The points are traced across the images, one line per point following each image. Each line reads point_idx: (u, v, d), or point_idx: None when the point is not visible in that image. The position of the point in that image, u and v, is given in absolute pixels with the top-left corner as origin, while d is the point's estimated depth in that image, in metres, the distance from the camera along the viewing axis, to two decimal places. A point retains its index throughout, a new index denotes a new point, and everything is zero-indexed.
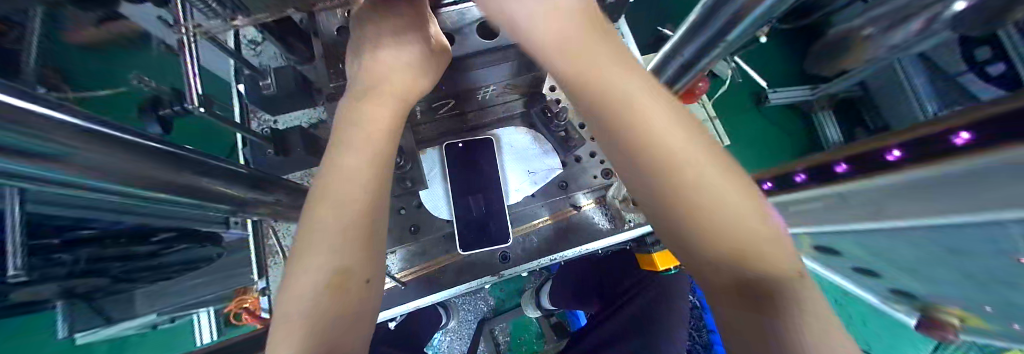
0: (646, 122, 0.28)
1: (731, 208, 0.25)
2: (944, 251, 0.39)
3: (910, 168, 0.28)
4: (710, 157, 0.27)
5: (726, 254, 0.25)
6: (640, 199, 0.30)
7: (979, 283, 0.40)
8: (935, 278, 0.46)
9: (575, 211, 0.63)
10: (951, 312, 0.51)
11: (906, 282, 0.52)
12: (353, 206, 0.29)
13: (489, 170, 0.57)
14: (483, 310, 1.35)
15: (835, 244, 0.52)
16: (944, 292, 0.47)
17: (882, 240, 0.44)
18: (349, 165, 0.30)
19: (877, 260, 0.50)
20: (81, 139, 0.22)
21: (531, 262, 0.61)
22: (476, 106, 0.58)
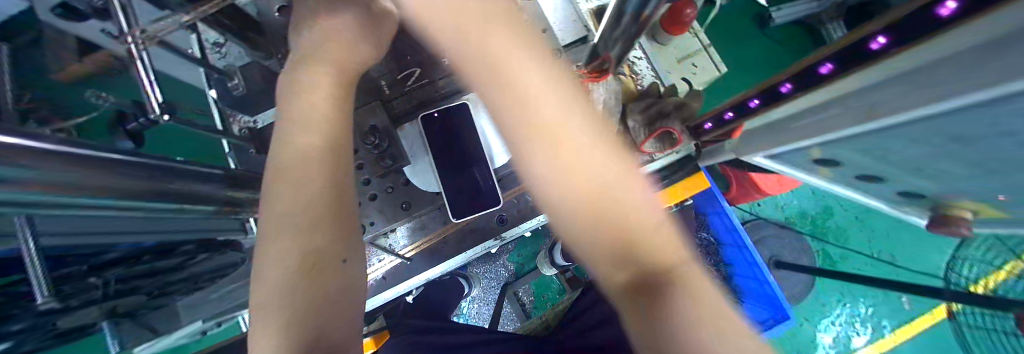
0: (555, 121, 0.25)
1: (634, 220, 0.24)
2: (950, 147, 0.37)
3: (891, 55, 0.28)
4: (619, 173, 0.26)
5: (627, 255, 0.24)
6: (543, 196, 0.27)
7: (995, 173, 0.38)
8: (940, 178, 0.44)
9: None
10: (959, 206, 0.50)
11: (913, 185, 0.50)
12: (308, 196, 0.28)
13: (471, 138, 0.56)
14: (504, 275, 1.41)
15: (839, 157, 0.49)
16: (951, 185, 0.45)
17: (884, 146, 0.41)
18: (299, 156, 0.29)
19: (882, 169, 0.48)
20: (51, 160, 0.22)
21: (530, 220, 0.62)
22: (444, 72, 0.56)
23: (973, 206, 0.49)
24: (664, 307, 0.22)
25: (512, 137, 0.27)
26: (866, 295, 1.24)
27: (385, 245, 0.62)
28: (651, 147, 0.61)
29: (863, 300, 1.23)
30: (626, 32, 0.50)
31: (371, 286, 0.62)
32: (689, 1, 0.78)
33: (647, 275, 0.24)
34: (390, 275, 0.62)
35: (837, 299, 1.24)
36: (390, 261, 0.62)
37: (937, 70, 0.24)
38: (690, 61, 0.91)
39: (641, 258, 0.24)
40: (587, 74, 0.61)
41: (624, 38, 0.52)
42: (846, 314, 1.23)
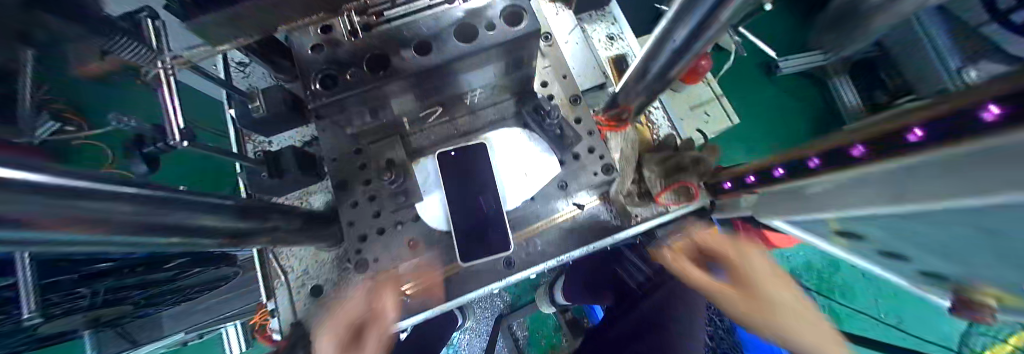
0: (733, 256, 0.58)
1: (780, 309, 0.53)
2: (986, 240, 0.35)
3: (928, 149, 0.27)
4: (784, 285, 0.55)
5: (767, 322, 0.53)
6: (705, 282, 0.60)
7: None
8: (971, 266, 0.42)
9: (579, 211, 0.62)
10: (987, 294, 0.47)
11: (940, 268, 0.48)
12: (339, 331, 0.55)
13: (487, 180, 0.55)
14: (500, 306, 1.36)
15: (866, 232, 0.48)
16: (982, 273, 0.42)
17: (914, 229, 0.40)
18: (344, 306, 0.57)
19: (910, 249, 0.46)
20: (44, 202, 0.20)
21: (537, 266, 0.60)
22: (466, 112, 0.56)
23: (1006, 298, 0.45)
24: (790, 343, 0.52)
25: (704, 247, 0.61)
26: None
27: (386, 280, 0.59)
28: (668, 198, 0.61)
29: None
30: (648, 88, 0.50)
31: None
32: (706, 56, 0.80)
33: (782, 331, 0.52)
34: (387, 312, 0.59)
35: None
36: (389, 298, 0.60)
37: (960, 170, 0.24)
38: (703, 110, 0.93)
39: (773, 326, 0.53)
40: (606, 123, 0.62)
41: (645, 93, 0.52)
42: None
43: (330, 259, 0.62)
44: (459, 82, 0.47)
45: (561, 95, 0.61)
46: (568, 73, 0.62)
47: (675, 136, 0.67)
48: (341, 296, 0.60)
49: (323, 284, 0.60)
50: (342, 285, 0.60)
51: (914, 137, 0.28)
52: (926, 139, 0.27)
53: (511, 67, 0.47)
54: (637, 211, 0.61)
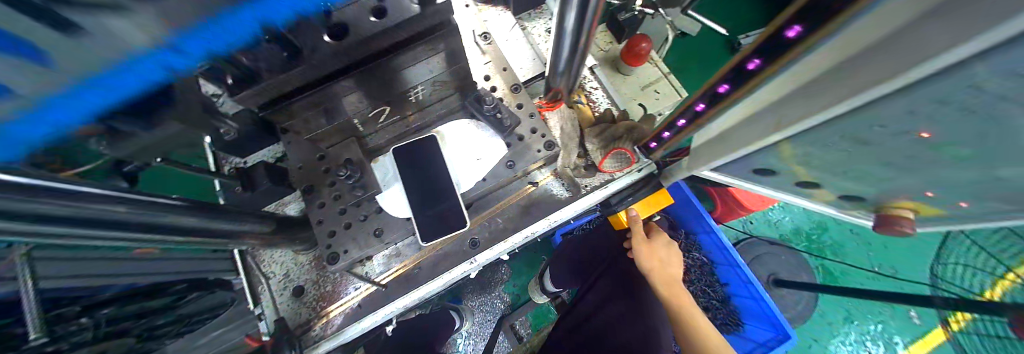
0: None
1: None
2: (855, 148, 0.40)
3: (792, 50, 0.32)
4: None
5: None
6: None
7: (906, 171, 0.41)
8: (867, 180, 0.47)
9: (534, 188, 0.67)
10: (898, 205, 0.51)
11: (853, 191, 0.52)
12: None
13: (437, 167, 0.59)
14: (501, 307, 1.22)
15: (775, 166, 0.52)
16: (877, 185, 0.47)
17: (804, 152, 0.45)
18: None
19: (819, 176, 0.51)
20: (23, 192, 0.25)
21: (500, 243, 0.64)
22: (414, 109, 0.62)
23: (912, 205, 0.50)
24: None
25: None
26: (889, 322, 1.11)
27: (362, 273, 0.64)
28: (611, 166, 0.66)
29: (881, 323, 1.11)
30: (571, 66, 0.56)
31: (344, 315, 0.63)
32: (646, 38, 0.78)
33: None
34: (364, 303, 0.64)
35: (844, 317, 1.11)
36: (365, 289, 0.64)
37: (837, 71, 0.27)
38: (653, 89, 0.86)
39: None
40: (545, 104, 0.69)
41: (570, 70, 0.58)
42: (856, 332, 1.10)
43: (309, 260, 0.67)
44: (400, 82, 0.52)
45: (502, 85, 0.67)
46: (508, 66, 0.67)
47: (614, 111, 0.72)
48: (321, 292, 0.65)
49: (304, 285, 0.66)
50: (321, 283, 0.65)
51: (794, 33, 0.31)
52: (805, 34, 0.30)
53: (444, 63, 0.53)
54: (586, 181, 0.66)
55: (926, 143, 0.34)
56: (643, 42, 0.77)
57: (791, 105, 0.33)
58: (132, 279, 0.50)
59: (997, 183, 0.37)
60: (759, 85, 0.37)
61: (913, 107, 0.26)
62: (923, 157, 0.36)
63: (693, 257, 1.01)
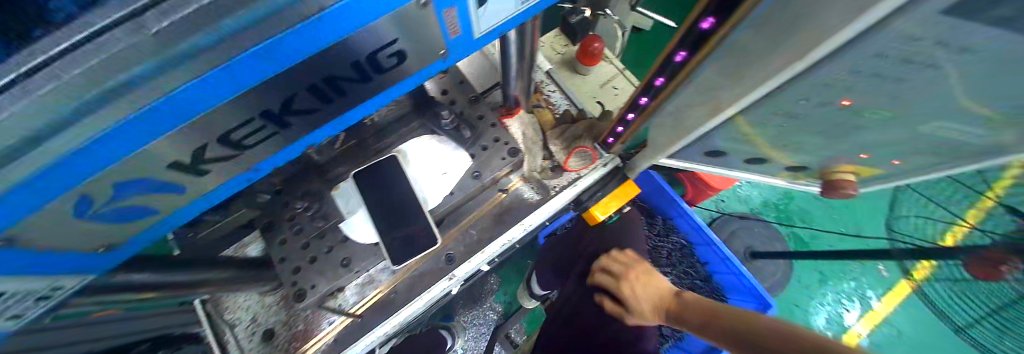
0: None
1: None
2: (795, 123, 0.42)
3: (713, 37, 0.32)
4: None
5: None
6: None
7: (844, 138, 0.43)
8: (813, 150, 0.50)
9: (505, 195, 0.66)
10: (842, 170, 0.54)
11: (802, 161, 0.55)
12: None
13: (401, 188, 0.57)
14: (494, 318, 1.19)
15: (730, 146, 0.54)
16: (822, 154, 0.50)
17: (751, 131, 0.47)
18: None
19: (768, 151, 0.53)
20: None
21: (476, 255, 0.63)
22: (374, 132, 0.61)
23: (856, 168, 0.53)
24: None
25: None
26: (860, 278, 1.16)
27: (335, 306, 0.61)
28: (576, 164, 0.67)
29: (853, 280, 1.16)
30: (524, 71, 0.57)
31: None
32: (597, 38, 0.80)
33: None
34: (340, 338, 0.60)
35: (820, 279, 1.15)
36: (340, 323, 0.61)
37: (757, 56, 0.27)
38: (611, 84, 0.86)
39: None
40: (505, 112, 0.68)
41: (522, 74, 0.58)
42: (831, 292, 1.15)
43: (276, 301, 0.63)
44: None
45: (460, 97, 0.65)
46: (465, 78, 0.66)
47: (574, 110, 0.74)
48: (293, 332, 0.61)
49: (274, 327, 0.62)
50: (293, 322, 0.62)
51: (709, 24, 0.32)
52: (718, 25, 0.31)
53: None
54: (554, 182, 0.67)
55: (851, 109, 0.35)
56: (596, 42, 0.79)
57: (725, 90, 0.34)
58: (89, 345, 0.42)
59: (918, 139, 0.39)
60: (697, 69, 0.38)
61: (829, 80, 0.27)
62: (854, 123, 0.38)
63: (671, 241, 1.03)
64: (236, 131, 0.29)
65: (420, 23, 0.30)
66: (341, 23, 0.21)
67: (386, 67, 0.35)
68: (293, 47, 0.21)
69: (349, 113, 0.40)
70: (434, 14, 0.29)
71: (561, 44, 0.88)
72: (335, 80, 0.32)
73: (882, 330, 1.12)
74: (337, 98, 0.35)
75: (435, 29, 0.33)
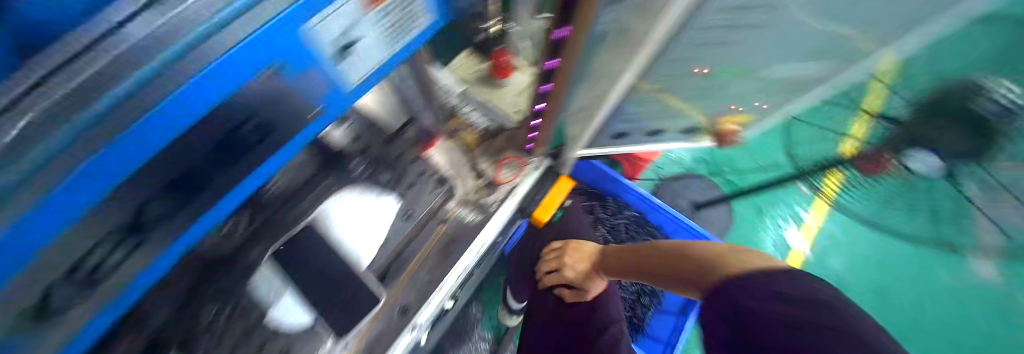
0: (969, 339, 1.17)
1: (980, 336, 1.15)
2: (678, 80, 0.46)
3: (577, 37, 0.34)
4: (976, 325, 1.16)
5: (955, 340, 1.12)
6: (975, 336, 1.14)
7: (720, 83, 0.49)
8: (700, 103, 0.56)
9: (446, 225, 0.64)
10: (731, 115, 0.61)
11: (697, 116, 0.61)
12: None
13: (325, 251, 0.51)
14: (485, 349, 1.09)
15: (634, 118, 0.59)
16: (710, 103, 0.56)
17: (647, 97, 0.51)
18: None
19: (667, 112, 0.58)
20: None
21: (432, 297, 0.59)
22: (278, 205, 0.54)
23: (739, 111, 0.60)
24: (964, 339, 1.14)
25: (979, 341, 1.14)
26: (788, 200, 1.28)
27: None
28: (507, 175, 0.69)
29: (783, 203, 1.28)
30: (426, 101, 0.59)
31: None
32: (506, 50, 0.76)
33: None
34: None
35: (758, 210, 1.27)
36: None
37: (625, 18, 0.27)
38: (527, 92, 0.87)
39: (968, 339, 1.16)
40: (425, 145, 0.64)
41: (427, 106, 0.61)
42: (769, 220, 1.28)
43: None
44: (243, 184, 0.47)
45: None
46: None
47: (493, 125, 0.76)
48: None
49: None
50: None
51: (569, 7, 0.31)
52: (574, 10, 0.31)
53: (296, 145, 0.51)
54: (491, 199, 0.67)
55: (720, 55, 0.41)
56: (506, 55, 0.75)
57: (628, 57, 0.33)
58: None
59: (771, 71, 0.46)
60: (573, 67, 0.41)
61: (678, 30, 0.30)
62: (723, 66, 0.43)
63: (625, 216, 1.09)
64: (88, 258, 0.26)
65: (273, 91, 0.27)
66: (200, 103, 0.17)
67: (245, 145, 0.32)
68: (141, 151, 0.17)
69: (220, 206, 0.35)
70: (287, 80, 0.27)
71: (472, 65, 0.80)
72: (187, 174, 0.29)
73: (829, 236, 1.21)
74: (222, 171, 0.32)
75: (294, 91, 0.29)
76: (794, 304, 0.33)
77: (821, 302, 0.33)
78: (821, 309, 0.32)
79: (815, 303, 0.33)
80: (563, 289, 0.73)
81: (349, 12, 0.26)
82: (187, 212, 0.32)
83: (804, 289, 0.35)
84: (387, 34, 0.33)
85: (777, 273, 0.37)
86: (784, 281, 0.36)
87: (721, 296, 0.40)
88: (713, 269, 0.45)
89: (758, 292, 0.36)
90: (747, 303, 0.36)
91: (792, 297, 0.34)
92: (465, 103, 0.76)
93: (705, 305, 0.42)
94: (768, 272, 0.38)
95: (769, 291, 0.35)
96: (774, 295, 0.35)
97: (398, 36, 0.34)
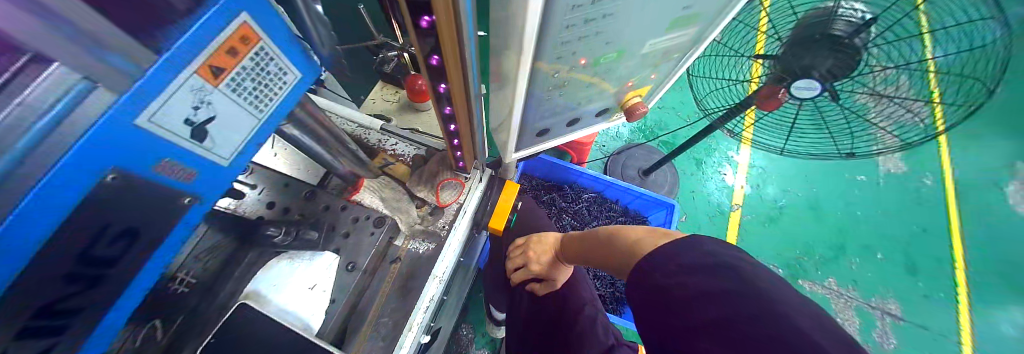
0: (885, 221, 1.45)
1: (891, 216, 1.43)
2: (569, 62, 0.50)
3: (444, 54, 0.37)
4: (888, 209, 1.44)
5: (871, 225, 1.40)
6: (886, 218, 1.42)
7: (610, 60, 0.53)
8: (602, 82, 0.60)
9: (400, 262, 0.60)
10: (637, 84, 0.67)
11: (606, 94, 0.66)
12: None
13: (264, 328, 0.47)
14: None
15: (551, 107, 0.62)
16: (611, 79, 0.60)
17: (550, 85, 0.54)
18: None
19: (577, 97, 0.62)
20: None
21: (402, 340, 0.54)
22: (199, 295, 0.52)
23: (641, 79, 0.66)
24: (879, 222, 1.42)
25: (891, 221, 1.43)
26: (720, 148, 1.44)
27: None
28: (449, 196, 0.67)
29: (717, 152, 1.43)
30: (342, 147, 0.57)
31: None
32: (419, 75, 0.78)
33: None
34: None
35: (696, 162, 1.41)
36: None
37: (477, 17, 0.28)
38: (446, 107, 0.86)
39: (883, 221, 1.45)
40: (351, 191, 0.64)
41: (338, 154, 0.58)
42: (712, 168, 1.40)
43: None
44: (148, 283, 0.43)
45: (291, 202, 0.61)
46: (288, 179, 0.62)
47: (423, 151, 0.75)
48: None
49: None
50: None
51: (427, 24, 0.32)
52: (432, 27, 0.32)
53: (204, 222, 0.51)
54: (440, 222, 0.65)
55: (595, 35, 0.45)
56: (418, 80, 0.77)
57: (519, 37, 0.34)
58: None
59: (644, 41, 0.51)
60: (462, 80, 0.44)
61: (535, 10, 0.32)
62: (603, 43, 0.48)
63: (586, 199, 1.10)
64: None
65: (124, 192, 0.25)
66: (45, 206, 0.20)
67: (112, 257, 0.28)
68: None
69: (106, 322, 0.32)
70: (140, 176, 0.25)
71: (391, 93, 0.87)
72: (49, 306, 0.25)
73: (754, 173, 1.40)
74: (107, 275, 0.29)
75: (158, 183, 0.28)
76: (705, 271, 0.31)
77: (721, 263, 0.31)
78: (720, 271, 0.31)
79: (715, 266, 0.31)
80: (533, 285, 0.72)
81: (194, 90, 0.24)
82: (61, 333, 0.28)
83: (705, 253, 0.33)
84: (266, 94, 0.31)
85: (682, 242, 0.36)
86: (690, 250, 0.35)
87: (641, 274, 0.38)
88: (640, 248, 0.43)
89: (670, 267, 0.34)
90: (664, 282, 0.34)
91: (701, 265, 0.32)
92: (390, 136, 0.75)
93: (630, 286, 0.39)
94: (677, 244, 0.37)
95: (680, 263, 0.34)
96: (683, 267, 0.33)
97: (270, 97, 0.33)
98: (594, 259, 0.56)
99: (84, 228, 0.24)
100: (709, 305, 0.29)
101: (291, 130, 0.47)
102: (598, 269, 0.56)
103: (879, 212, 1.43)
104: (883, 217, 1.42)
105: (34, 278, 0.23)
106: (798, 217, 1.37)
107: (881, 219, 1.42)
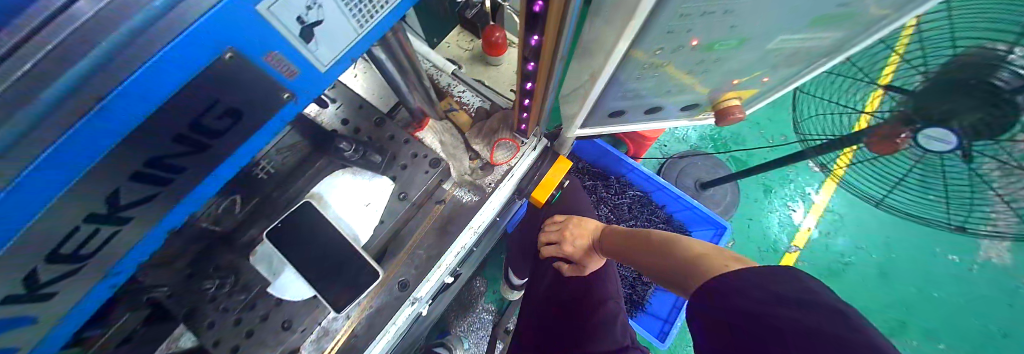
0: None
1: (977, 312, 1.22)
2: (677, 45, 0.44)
3: (551, 1, 0.33)
4: (974, 304, 1.23)
5: (946, 315, 1.21)
6: (968, 312, 1.22)
7: (724, 50, 0.46)
8: (702, 72, 0.53)
9: (442, 205, 0.63)
10: (743, 82, 0.59)
11: (700, 88, 0.59)
12: None
13: (323, 228, 0.52)
14: (490, 321, 1.12)
15: (635, 89, 0.56)
16: (713, 72, 0.53)
17: (647, 67, 0.49)
18: None
19: (668, 84, 0.56)
20: None
21: (433, 273, 0.59)
22: (275, 184, 0.58)
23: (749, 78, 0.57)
24: (958, 315, 1.22)
25: (975, 317, 1.22)
26: (797, 180, 1.28)
27: None
28: (503, 156, 0.67)
29: (793, 183, 1.28)
30: (418, 84, 0.58)
31: None
32: (498, 27, 0.76)
33: None
34: None
35: (764, 190, 1.27)
36: None
37: None
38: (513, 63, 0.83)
39: None
40: (416, 126, 0.66)
41: (414, 87, 0.59)
42: (778, 198, 1.27)
43: None
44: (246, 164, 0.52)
45: (361, 123, 0.63)
46: (363, 101, 0.64)
47: (487, 105, 0.75)
48: None
49: None
50: None
51: None
52: None
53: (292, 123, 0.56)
54: (487, 179, 0.66)
55: (721, 20, 0.39)
56: (496, 32, 0.75)
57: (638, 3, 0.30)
58: None
59: (774, 35, 0.43)
60: (557, 37, 0.40)
61: None
62: (726, 29, 0.41)
63: (629, 196, 1.05)
64: (64, 245, 0.26)
65: (238, 71, 0.26)
66: (174, 65, 0.20)
67: (219, 129, 0.31)
68: (116, 111, 0.20)
69: (207, 183, 0.36)
70: (252, 62, 0.26)
71: (466, 41, 0.86)
72: (162, 160, 0.28)
73: (826, 217, 1.25)
74: (214, 140, 0.32)
75: (263, 71, 0.29)
76: (802, 306, 0.28)
77: (828, 304, 0.27)
78: (824, 311, 0.27)
79: (820, 304, 0.28)
80: (563, 264, 0.73)
81: None
82: (183, 182, 0.33)
83: (805, 289, 0.29)
84: (369, 9, 0.32)
85: (775, 269, 0.32)
86: (785, 280, 0.31)
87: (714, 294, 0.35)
88: (702, 264, 0.40)
89: (755, 292, 0.31)
90: (744, 305, 0.31)
91: (798, 299, 0.29)
92: (459, 81, 0.75)
93: (698, 301, 0.37)
94: (772, 269, 0.33)
95: (769, 290, 0.30)
96: (773, 296, 0.30)
97: (371, 13, 0.33)
98: (637, 254, 0.54)
99: (204, 92, 0.25)
100: (800, 339, 0.26)
101: (379, 53, 0.47)
102: (641, 270, 0.54)
103: (956, 300, 1.23)
104: (964, 309, 1.22)
105: (155, 130, 0.24)
106: (859, 279, 1.22)
107: (961, 311, 1.22)
